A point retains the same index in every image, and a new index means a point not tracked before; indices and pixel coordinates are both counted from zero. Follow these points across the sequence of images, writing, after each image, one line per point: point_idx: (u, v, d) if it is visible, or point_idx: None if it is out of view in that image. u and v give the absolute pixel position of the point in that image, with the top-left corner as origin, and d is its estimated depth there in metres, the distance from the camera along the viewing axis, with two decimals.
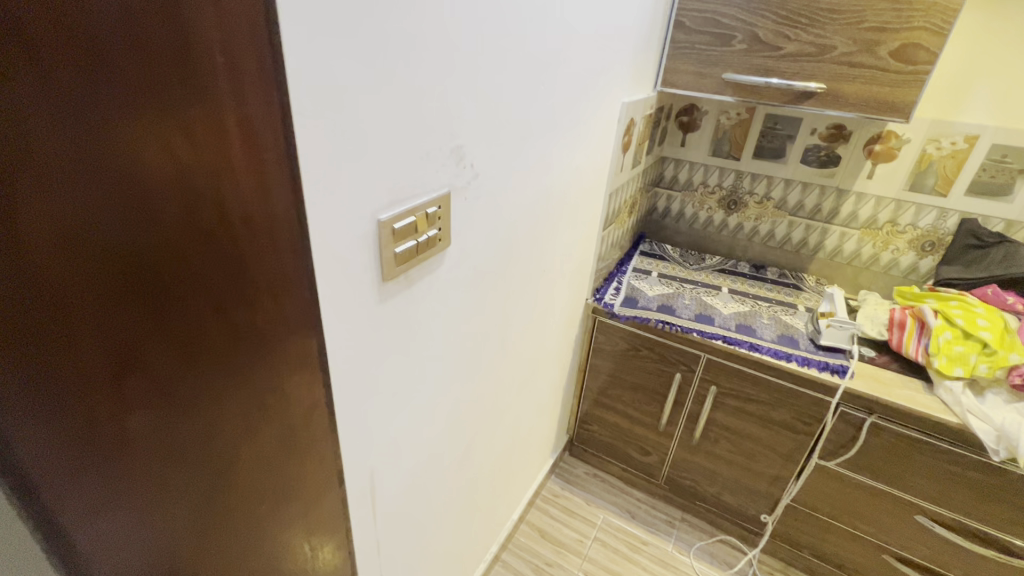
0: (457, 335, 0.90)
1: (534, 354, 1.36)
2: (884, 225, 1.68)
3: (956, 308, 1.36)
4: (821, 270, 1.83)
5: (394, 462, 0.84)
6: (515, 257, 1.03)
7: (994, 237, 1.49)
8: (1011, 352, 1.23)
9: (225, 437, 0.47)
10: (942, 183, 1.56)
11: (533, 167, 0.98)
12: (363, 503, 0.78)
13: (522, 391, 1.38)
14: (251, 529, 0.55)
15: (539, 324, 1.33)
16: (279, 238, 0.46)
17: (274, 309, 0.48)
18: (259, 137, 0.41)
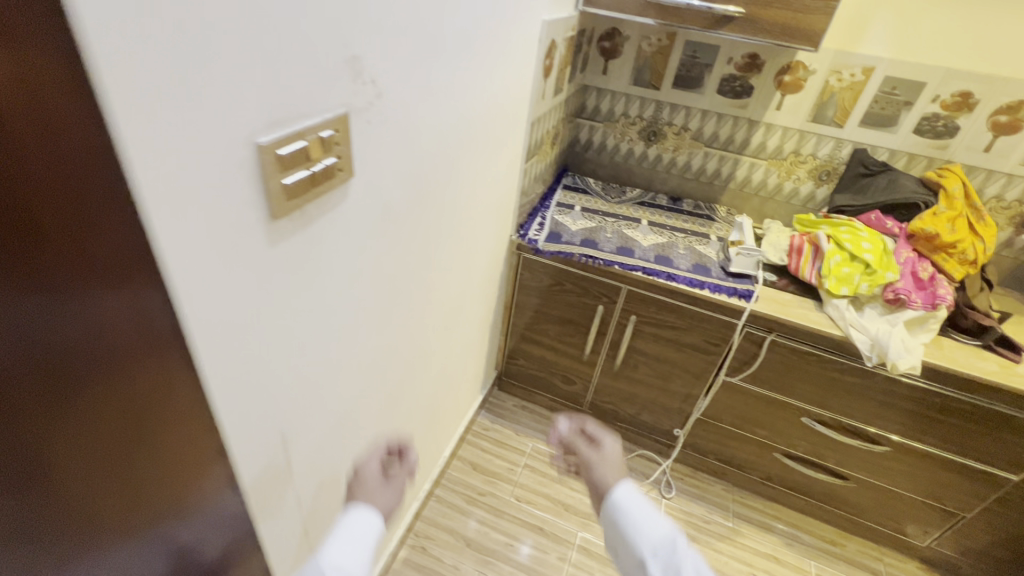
0: (368, 279, 0.82)
1: (457, 297, 1.32)
2: (788, 155, 1.76)
3: (845, 233, 1.48)
4: (731, 201, 1.91)
5: (307, 414, 0.79)
6: (432, 193, 0.95)
7: (880, 165, 1.63)
8: (888, 270, 1.37)
9: (34, 416, 0.40)
10: (840, 114, 1.64)
11: (446, 89, 0.88)
12: (271, 459, 0.73)
13: (445, 334, 1.33)
14: (91, 517, 0.48)
15: (461, 265, 1.27)
16: (71, 180, 0.37)
17: (75, 260, 0.39)
18: (6, 25, 0.31)
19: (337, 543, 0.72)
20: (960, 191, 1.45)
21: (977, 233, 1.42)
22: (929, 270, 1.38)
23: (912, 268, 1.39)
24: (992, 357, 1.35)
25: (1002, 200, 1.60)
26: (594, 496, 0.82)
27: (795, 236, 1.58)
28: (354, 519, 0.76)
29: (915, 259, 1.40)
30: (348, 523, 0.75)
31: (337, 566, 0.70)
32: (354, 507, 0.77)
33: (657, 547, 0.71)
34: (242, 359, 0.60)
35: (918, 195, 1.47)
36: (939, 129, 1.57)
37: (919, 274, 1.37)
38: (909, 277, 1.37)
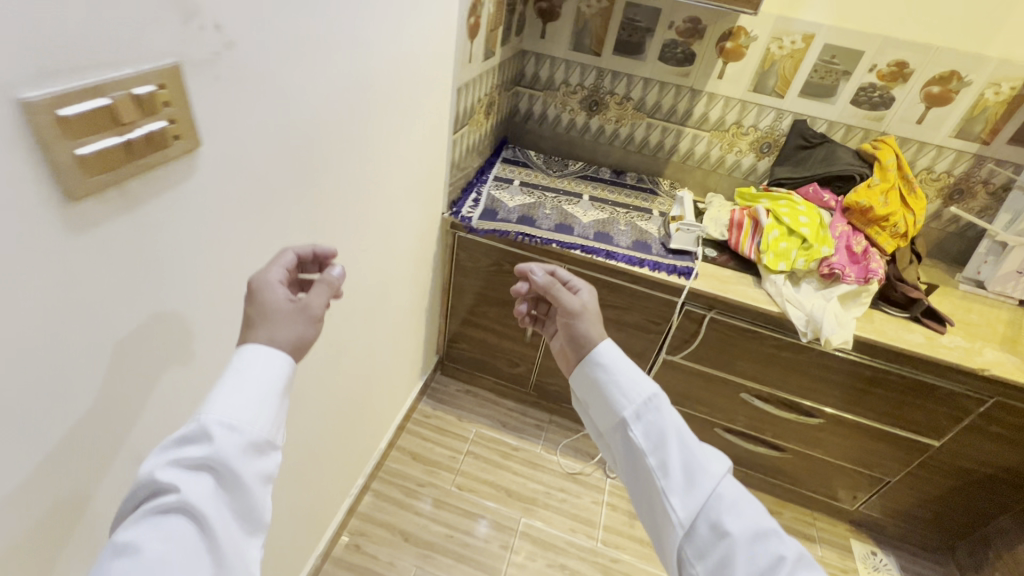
0: (233, 268, 0.70)
1: (375, 282, 1.21)
2: (730, 126, 1.72)
3: (784, 208, 1.46)
4: (675, 175, 1.86)
5: (159, 424, 0.67)
6: (318, 164, 0.82)
7: (819, 138, 1.61)
8: (824, 244, 1.36)
9: None
10: (781, 84, 1.60)
11: (330, 38, 0.75)
12: (97, 493, 0.61)
13: (363, 322, 1.22)
14: None
15: (376, 246, 1.16)
16: None
17: None
18: None
19: (226, 391, 0.59)
20: (893, 163, 1.44)
21: (908, 206, 1.41)
22: (863, 244, 1.38)
23: (847, 242, 1.38)
24: (918, 329, 1.38)
25: (933, 172, 1.62)
26: (573, 346, 0.93)
27: (735, 210, 1.55)
28: (250, 358, 0.61)
29: (850, 233, 1.39)
30: (241, 368, 0.60)
31: (226, 418, 0.57)
32: (248, 346, 0.62)
33: (638, 404, 0.83)
34: (25, 378, 0.47)
35: (855, 167, 1.46)
36: (875, 100, 1.55)
37: (854, 248, 1.36)
38: (844, 251, 1.36)
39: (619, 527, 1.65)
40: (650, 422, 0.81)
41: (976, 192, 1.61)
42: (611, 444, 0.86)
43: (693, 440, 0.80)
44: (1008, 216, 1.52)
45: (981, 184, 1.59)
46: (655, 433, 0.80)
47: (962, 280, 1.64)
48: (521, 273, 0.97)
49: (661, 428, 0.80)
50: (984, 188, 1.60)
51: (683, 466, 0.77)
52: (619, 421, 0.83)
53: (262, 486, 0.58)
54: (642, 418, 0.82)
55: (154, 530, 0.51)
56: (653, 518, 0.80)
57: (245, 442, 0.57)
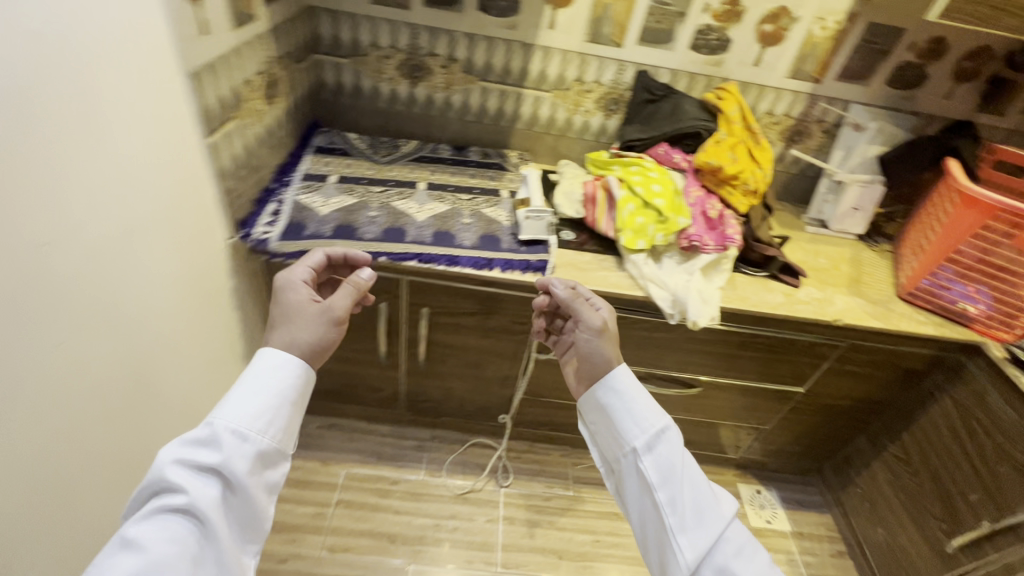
0: None
1: (103, 368, 0.85)
2: (572, 84, 1.52)
3: (637, 176, 1.32)
4: (522, 144, 1.65)
5: None
6: None
7: (663, 90, 1.47)
8: (680, 215, 1.24)
9: None
10: (617, 30, 1.42)
11: None
12: None
13: (105, 436, 0.89)
14: None
15: (97, 329, 0.83)
16: None
17: None
18: None
19: (239, 400, 0.74)
20: (737, 113, 1.34)
21: (756, 159, 1.32)
22: (717, 208, 1.28)
23: (701, 209, 1.28)
24: (777, 287, 1.34)
25: (773, 115, 1.57)
26: (587, 364, 1.01)
27: (588, 183, 1.39)
28: (263, 370, 0.77)
29: (705, 197, 1.29)
30: (260, 376, 0.76)
31: (234, 425, 0.72)
32: (267, 350, 0.79)
33: (650, 439, 0.89)
34: None
35: (701, 123, 1.34)
36: (713, 43, 1.43)
37: (709, 214, 1.27)
38: (699, 219, 1.26)
39: (518, 541, 1.53)
40: (660, 458, 0.88)
41: (813, 131, 1.60)
42: (622, 472, 0.92)
43: (699, 481, 0.88)
44: (841, 152, 1.56)
45: (816, 124, 1.58)
46: (665, 470, 0.87)
47: (808, 221, 1.66)
48: (543, 288, 1.05)
49: (670, 465, 0.88)
50: (819, 127, 1.59)
51: (691, 507, 0.85)
52: (630, 453, 0.90)
53: (257, 488, 0.72)
54: (654, 453, 0.89)
55: (161, 519, 0.65)
56: (658, 553, 0.88)
57: (244, 449, 0.71)
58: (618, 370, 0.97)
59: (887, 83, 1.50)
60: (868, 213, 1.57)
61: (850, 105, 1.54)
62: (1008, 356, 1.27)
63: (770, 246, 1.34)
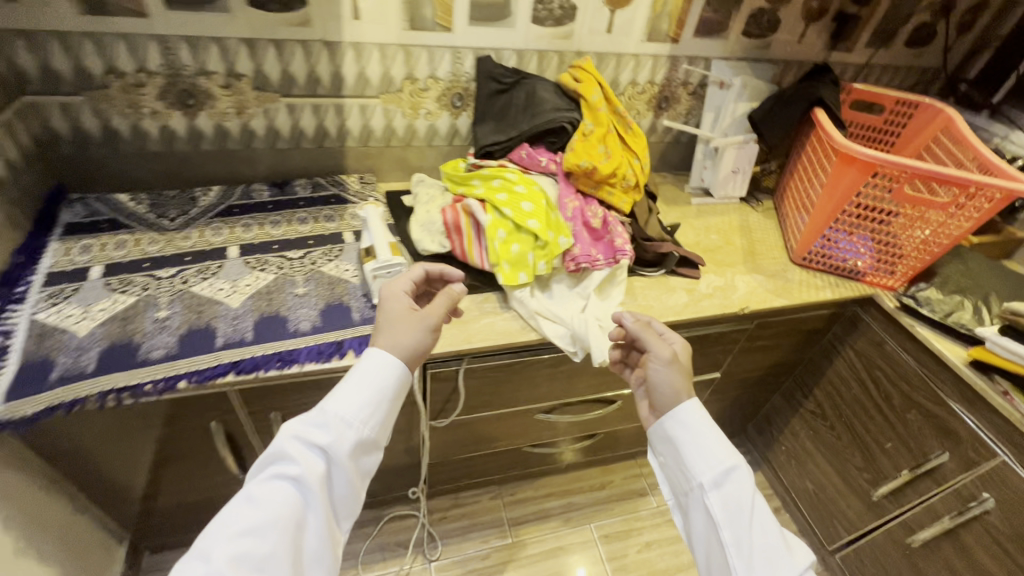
0: None
1: None
2: (402, 84, 1.22)
3: (501, 194, 1.08)
4: (361, 164, 1.34)
5: None
6: None
7: (512, 78, 1.23)
8: (560, 233, 1.04)
9: None
10: (440, 11, 1.13)
11: None
12: None
13: None
14: None
15: None
16: None
17: None
18: None
19: (348, 393, 0.81)
20: (599, 97, 1.13)
21: (629, 148, 1.15)
22: (599, 214, 1.09)
23: (582, 218, 1.08)
24: (677, 284, 1.21)
25: (638, 84, 1.40)
26: (657, 398, 0.89)
27: (447, 209, 1.13)
28: (368, 365, 0.83)
29: (583, 204, 1.09)
30: (367, 370, 0.83)
31: (341, 415, 0.80)
32: (370, 352, 0.83)
33: (716, 476, 0.80)
34: None
35: (561, 114, 1.13)
36: (557, 12, 1.20)
37: (591, 224, 1.08)
38: (582, 232, 1.07)
39: None
40: (729, 497, 0.79)
41: (680, 96, 1.46)
42: (689, 508, 0.84)
43: (774, 533, 0.77)
44: (712, 114, 1.45)
45: (682, 87, 1.44)
46: (732, 510, 0.78)
47: (691, 191, 1.55)
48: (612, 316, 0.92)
49: (741, 506, 0.78)
50: (685, 90, 1.45)
51: (762, 558, 0.74)
52: (696, 487, 0.82)
53: (350, 474, 0.81)
54: (721, 491, 0.80)
55: (270, 479, 0.77)
56: None
57: (341, 439, 0.79)
58: (690, 407, 0.85)
59: (744, 33, 1.38)
60: (747, 174, 1.49)
61: (711, 62, 1.41)
62: (899, 305, 1.25)
63: (662, 241, 1.20)
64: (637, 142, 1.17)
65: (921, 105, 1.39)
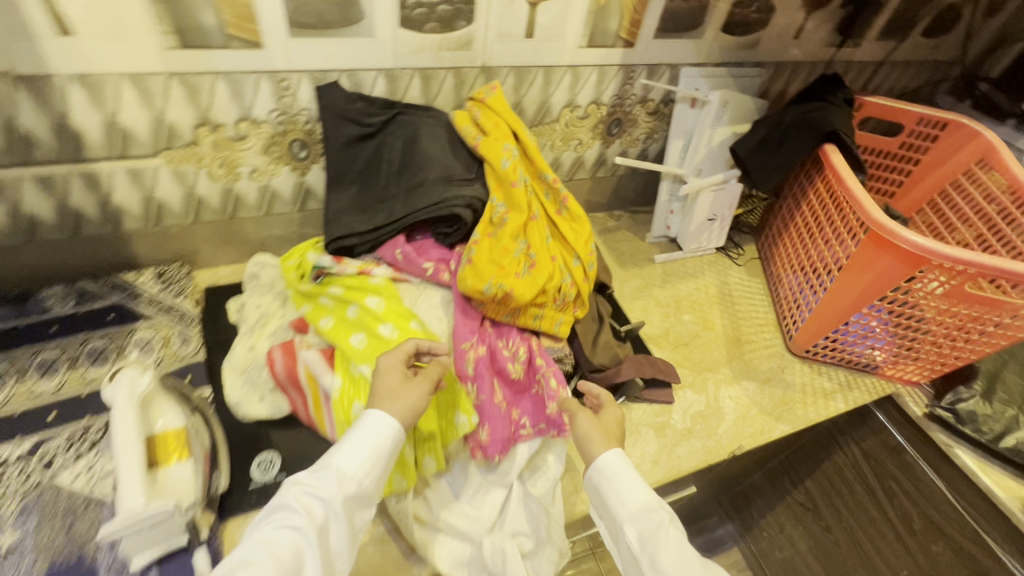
0: None
1: None
2: (196, 134, 0.74)
3: (359, 336, 0.65)
4: (160, 251, 0.86)
5: None
6: None
7: (380, 115, 0.77)
8: (456, 406, 0.65)
9: None
10: (232, 14, 0.65)
11: None
12: None
13: None
14: None
15: None
16: None
17: None
18: None
19: (353, 440, 0.54)
20: (516, 159, 0.70)
21: (564, 237, 0.74)
22: (522, 354, 0.69)
23: (494, 364, 0.68)
24: (640, 419, 0.84)
25: (577, 107, 0.96)
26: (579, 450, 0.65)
27: (277, 353, 0.69)
28: (365, 427, 0.55)
29: (494, 341, 0.68)
30: (368, 431, 0.54)
31: (346, 468, 0.53)
32: (368, 413, 0.55)
33: (633, 511, 0.57)
34: None
35: (453, 193, 0.69)
36: (441, 9, 0.74)
37: (509, 375, 0.67)
38: (494, 394, 0.66)
39: None
40: (652, 538, 0.56)
41: (636, 118, 1.04)
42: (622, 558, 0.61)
43: (698, 569, 0.54)
44: (680, 142, 1.05)
45: (639, 106, 1.02)
46: (651, 551, 0.55)
47: (654, 241, 1.17)
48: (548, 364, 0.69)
49: (664, 547, 0.54)
50: (643, 109, 1.03)
51: None
52: (617, 530, 0.59)
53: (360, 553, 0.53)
54: (641, 530, 0.56)
55: (267, 544, 0.48)
56: None
57: (349, 497, 0.52)
58: (610, 451, 0.61)
59: (724, 29, 0.96)
60: (726, 220, 1.11)
61: (680, 70, 0.99)
62: (928, 414, 0.94)
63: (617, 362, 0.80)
64: (577, 226, 0.76)
65: (952, 124, 1.04)
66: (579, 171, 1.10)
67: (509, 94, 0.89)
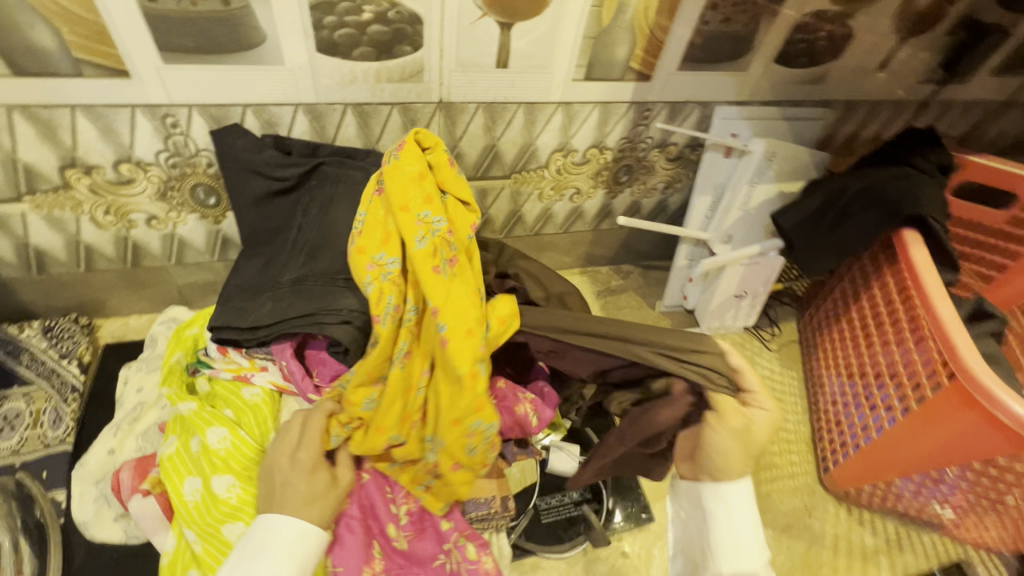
0: None
1: None
2: (64, 178, 0.59)
3: (193, 483, 0.50)
4: (53, 300, 0.72)
5: None
6: None
7: (297, 165, 0.59)
8: None
9: None
10: (74, 34, 0.48)
11: None
12: None
13: None
14: None
15: None
16: None
17: None
18: None
19: (268, 553, 0.41)
20: (389, 282, 0.47)
21: (442, 407, 0.49)
22: (407, 508, 0.56)
23: (370, 520, 0.54)
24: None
25: (573, 151, 0.75)
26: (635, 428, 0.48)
27: (127, 476, 0.53)
28: (280, 532, 0.42)
29: (377, 496, 0.54)
30: (288, 540, 0.42)
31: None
32: (273, 519, 0.43)
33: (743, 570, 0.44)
34: None
35: (327, 304, 0.51)
36: (374, 30, 0.55)
37: (392, 542, 0.54)
38: (364, 565, 0.51)
39: None
40: None
41: (652, 164, 0.82)
42: None
43: None
44: (708, 199, 0.83)
45: (657, 151, 0.80)
46: None
47: (666, 310, 0.96)
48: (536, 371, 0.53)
49: None
50: (661, 155, 0.81)
51: None
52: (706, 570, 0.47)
53: None
54: None
55: None
56: None
57: None
58: (740, 480, 0.46)
59: (778, 59, 0.71)
60: (759, 298, 0.88)
61: (714, 109, 0.76)
62: None
63: (710, 360, 0.47)
64: (470, 397, 0.47)
65: None
66: (576, 223, 0.89)
67: (479, 136, 0.69)
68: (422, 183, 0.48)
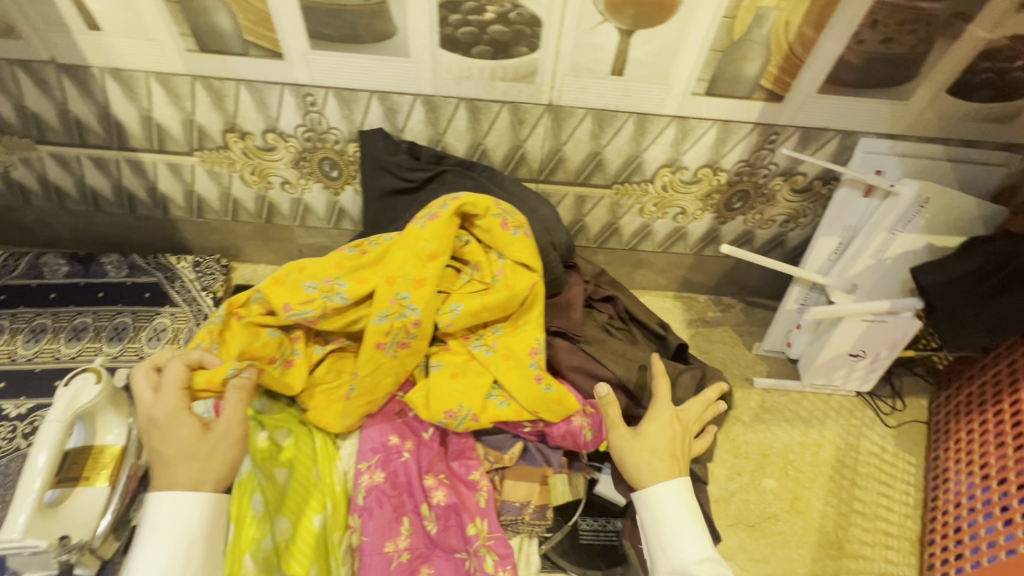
0: None
1: None
2: (223, 138, 0.69)
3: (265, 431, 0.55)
4: (204, 240, 0.86)
5: None
6: None
7: (424, 170, 0.68)
8: (334, 522, 0.53)
9: None
10: (245, 19, 0.57)
11: None
12: None
13: None
14: None
15: None
16: None
17: None
18: None
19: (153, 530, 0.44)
20: (326, 304, 0.55)
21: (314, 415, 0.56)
22: (439, 498, 0.55)
23: (405, 496, 0.55)
24: None
25: (682, 168, 0.71)
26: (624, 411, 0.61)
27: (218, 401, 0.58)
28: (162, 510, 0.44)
29: (416, 471, 0.56)
30: (163, 521, 0.44)
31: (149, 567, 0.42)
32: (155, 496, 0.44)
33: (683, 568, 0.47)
34: None
35: None
36: (494, 28, 0.56)
37: (422, 522, 0.54)
38: (387, 541, 0.52)
39: None
40: None
41: (772, 194, 0.74)
42: None
43: None
44: (834, 240, 0.73)
45: (782, 179, 0.72)
46: None
47: (765, 355, 0.86)
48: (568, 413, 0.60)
49: None
50: (786, 184, 0.73)
51: None
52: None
53: None
54: None
55: None
56: None
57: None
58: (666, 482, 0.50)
59: (952, 89, 0.60)
60: (880, 362, 0.75)
61: (857, 140, 0.66)
62: None
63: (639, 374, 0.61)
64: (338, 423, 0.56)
65: None
66: (677, 244, 0.83)
67: (584, 141, 0.68)
68: (426, 264, 0.54)
